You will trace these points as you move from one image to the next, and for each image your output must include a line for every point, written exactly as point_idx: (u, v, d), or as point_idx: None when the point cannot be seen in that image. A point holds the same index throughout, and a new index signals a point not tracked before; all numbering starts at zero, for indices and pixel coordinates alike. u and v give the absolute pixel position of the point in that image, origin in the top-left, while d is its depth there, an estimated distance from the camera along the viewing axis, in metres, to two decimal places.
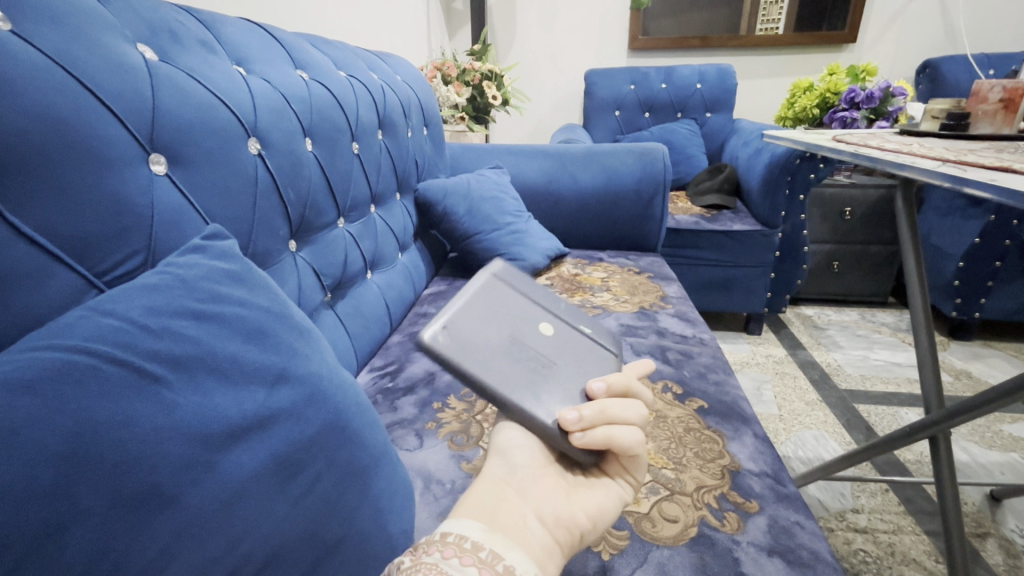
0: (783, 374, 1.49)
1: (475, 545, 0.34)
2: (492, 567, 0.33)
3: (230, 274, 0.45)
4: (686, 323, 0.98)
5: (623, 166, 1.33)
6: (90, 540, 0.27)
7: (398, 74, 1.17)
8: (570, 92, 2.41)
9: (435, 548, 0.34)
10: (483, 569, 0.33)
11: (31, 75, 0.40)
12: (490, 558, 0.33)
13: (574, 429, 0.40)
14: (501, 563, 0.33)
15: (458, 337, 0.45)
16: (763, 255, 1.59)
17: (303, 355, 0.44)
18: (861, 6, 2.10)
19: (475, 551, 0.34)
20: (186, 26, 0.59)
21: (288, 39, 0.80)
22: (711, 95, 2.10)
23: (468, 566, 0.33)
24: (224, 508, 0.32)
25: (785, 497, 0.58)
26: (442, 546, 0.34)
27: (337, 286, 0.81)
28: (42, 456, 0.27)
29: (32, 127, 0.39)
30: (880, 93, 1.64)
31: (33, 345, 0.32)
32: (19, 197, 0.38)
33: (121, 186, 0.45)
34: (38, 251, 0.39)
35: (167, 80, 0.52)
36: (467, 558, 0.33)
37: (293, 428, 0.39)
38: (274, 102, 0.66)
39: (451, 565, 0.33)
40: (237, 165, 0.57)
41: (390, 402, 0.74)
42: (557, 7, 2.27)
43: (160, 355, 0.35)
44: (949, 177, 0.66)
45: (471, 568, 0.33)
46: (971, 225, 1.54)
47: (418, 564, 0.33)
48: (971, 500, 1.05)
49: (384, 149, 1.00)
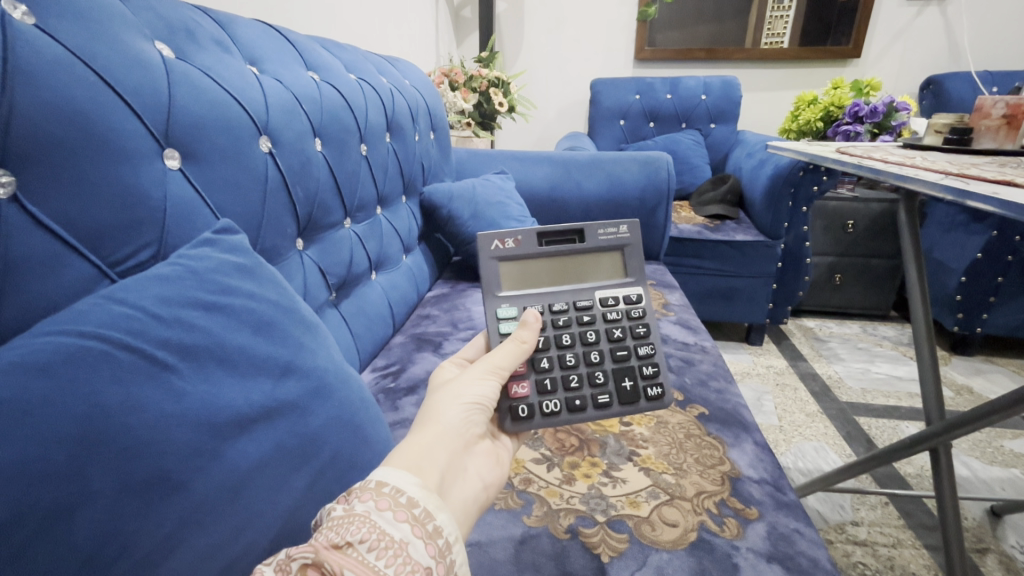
0: (783, 386, 1.49)
1: (410, 502, 0.35)
2: (423, 526, 0.34)
3: (240, 267, 0.45)
4: (688, 330, 0.98)
5: (627, 174, 1.34)
6: (99, 521, 0.28)
7: (406, 78, 1.19)
8: (576, 101, 2.43)
9: (368, 495, 0.34)
10: (415, 527, 0.34)
11: (53, 68, 0.41)
12: (423, 516, 0.35)
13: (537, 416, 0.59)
14: (432, 523, 0.35)
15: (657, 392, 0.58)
16: (765, 266, 1.59)
17: (310, 349, 0.45)
18: (866, 22, 2.12)
19: (408, 507, 0.34)
20: (202, 25, 0.61)
21: (300, 41, 0.82)
22: (716, 107, 2.12)
23: (400, 521, 0.34)
24: (229, 496, 0.33)
25: (785, 504, 0.58)
26: (376, 495, 0.34)
27: (342, 286, 0.81)
28: (53, 438, 0.28)
29: (50, 118, 0.40)
30: (884, 108, 1.66)
31: (46, 331, 0.33)
32: (36, 186, 0.39)
33: (135, 179, 0.45)
34: (52, 239, 0.40)
35: (183, 77, 0.52)
36: (401, 513, 0.34)
37: (297, 420, 0.39)
38: (285, 101, 0.67)
39: (383, 517, 0.33)
40: (247, 162, 0.58)
41: (392, 402, 0.74)
42: (565, 17, 2.30)
43: (171, 344, 0.35)
44: (952, 190, 0.67)
45: (404, 524, 0.34)
46: (974, 240, 1.55)
47: (351, 514, 0.33)
48: (971, 515, 1.05)
49: (391, 152, 1.01)
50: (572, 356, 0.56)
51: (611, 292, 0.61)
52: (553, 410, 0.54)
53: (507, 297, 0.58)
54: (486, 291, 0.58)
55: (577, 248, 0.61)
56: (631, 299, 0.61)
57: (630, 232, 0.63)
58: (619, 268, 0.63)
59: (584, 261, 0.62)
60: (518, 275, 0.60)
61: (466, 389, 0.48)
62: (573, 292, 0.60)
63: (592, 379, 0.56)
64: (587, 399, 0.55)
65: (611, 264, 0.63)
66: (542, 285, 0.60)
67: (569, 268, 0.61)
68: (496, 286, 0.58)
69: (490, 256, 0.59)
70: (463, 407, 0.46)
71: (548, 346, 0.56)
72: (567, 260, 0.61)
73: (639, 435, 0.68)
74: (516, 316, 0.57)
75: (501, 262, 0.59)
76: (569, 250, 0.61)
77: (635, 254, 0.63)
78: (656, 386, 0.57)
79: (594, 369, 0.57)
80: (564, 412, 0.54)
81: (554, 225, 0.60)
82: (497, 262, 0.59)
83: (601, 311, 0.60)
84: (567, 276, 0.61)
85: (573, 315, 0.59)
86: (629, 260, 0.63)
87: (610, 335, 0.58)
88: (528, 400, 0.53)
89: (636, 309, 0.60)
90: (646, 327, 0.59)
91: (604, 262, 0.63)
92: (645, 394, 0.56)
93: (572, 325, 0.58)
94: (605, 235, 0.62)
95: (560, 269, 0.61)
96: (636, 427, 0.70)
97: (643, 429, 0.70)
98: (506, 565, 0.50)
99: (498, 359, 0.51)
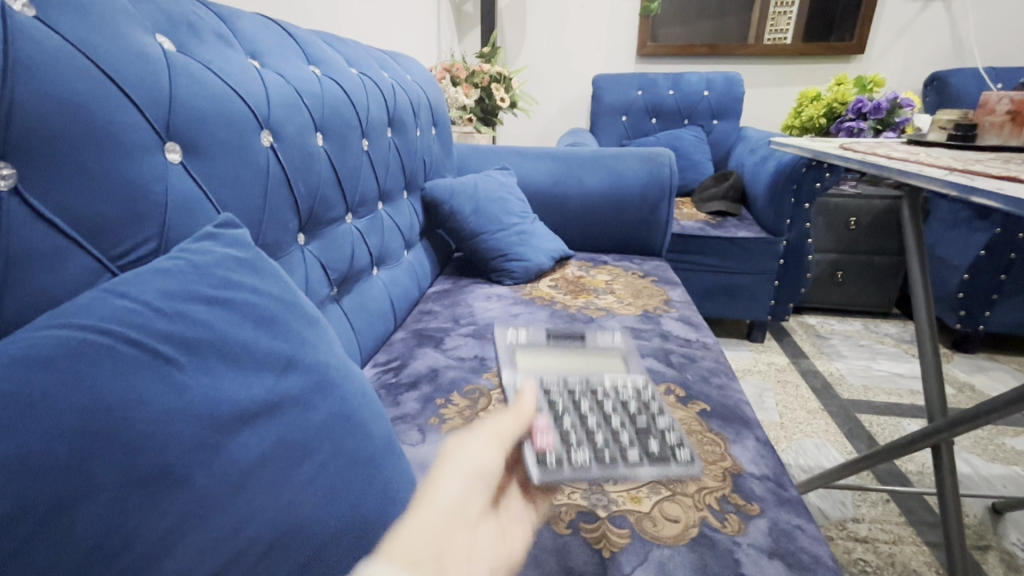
0: (785, 382, 1.49)
1: None
2: None
3: (242, 261, 0.45)
4: (690, 327, 0.98)
5: (629, 170, 1.34)
6: (101, 514, 0.28)
7: (408, 74, 1.18)
8: (578, 97, 2.42)
9: None
10: None
11: (55, 61, 0.40)
12: None
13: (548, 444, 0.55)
14: None
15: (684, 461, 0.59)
16: (768, 263, 1.59)
17: (312, 344, 0.45)
18: (870, 17, 2.11)
19: None
20: (204, 18, 0.60)
21: (302, 36, 0.81)
22: (719, 103, 2.11)
23: None
24: (232, 489, 0.33)
25: (786, 500, 0.58)
26: None
27: (344, 281, 0.81)
28: (57, 431, 0.28)
29: (51, 111, 0.40)
30: (887, 104, 1.65)
31: (48, 324, 0.33)
32: (38, 179, 0.39)
33: (136, 172, 0.45)
34: (54, 232, 0.39)
35: (184, 71, 0.52)
36: None
37: (299, 414, 0.39)
38: (287, 96, 0.67)
39: None
40: (249, 156, 0.58)
41: (393, 397, 0.74)
42: (567, 12, 2.29)
43: (173, 338, 0.35)
44: (957, 186, 0.66)
45: None
46: (977, 237, 1.54)
47: None
48: (972, 512, 1.05)
49: (392, 147, 1.01)
50: (594, 420, 0.61)
51: (618, 379, 0.71)
52: (581, 462, 0.54)
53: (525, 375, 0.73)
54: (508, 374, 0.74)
55: (582, 349, 0.77)
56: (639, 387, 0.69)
57: (623, 345, 0.81)
58: (619, 365, 0.76)
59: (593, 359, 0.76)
60: (534, 366, 0.75)
61: (465, 456, 0.36)
62: (585, 377, 0.69)
63: (618, 443, 0.58)
64: (616, 456, 0.56)
65: (613, 363, 0.76)
66: (556, 372, 0.71)
67: (581, 363, 0.74)
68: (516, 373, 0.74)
69: (508, 350, 0.81)
70: (465, 476, 0.35)
71: (565, 413, 0.61)
72: (578, 359, 0.75)
73: None
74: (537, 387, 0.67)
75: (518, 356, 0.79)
76: (577, 350, 0.77)
77: (631, 361, 0.78)
78: (678, 447, 0.59)
79: (617, 435, 0.59)
80: (594, 470, 0.54)
81: (562, 333, 0.81)
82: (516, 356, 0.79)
83: (617, 395, 0.66)
84: (579, 366, 0.74)
85: (588, 395, 0.66)
86: (629, 363, 0.78)
87: (629, 410, 0.64)
88: (553, 449, 0.54)
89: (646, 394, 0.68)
90: (658, 406, 0.65)
91: (608, 361, 0.77)
92: (669, 456, 0.58)
93: (591, 401, 0.65)
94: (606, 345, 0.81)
95: (574, 364, 0.74)
96: None
97: None
98: None
99: (499, 424, 0.40)
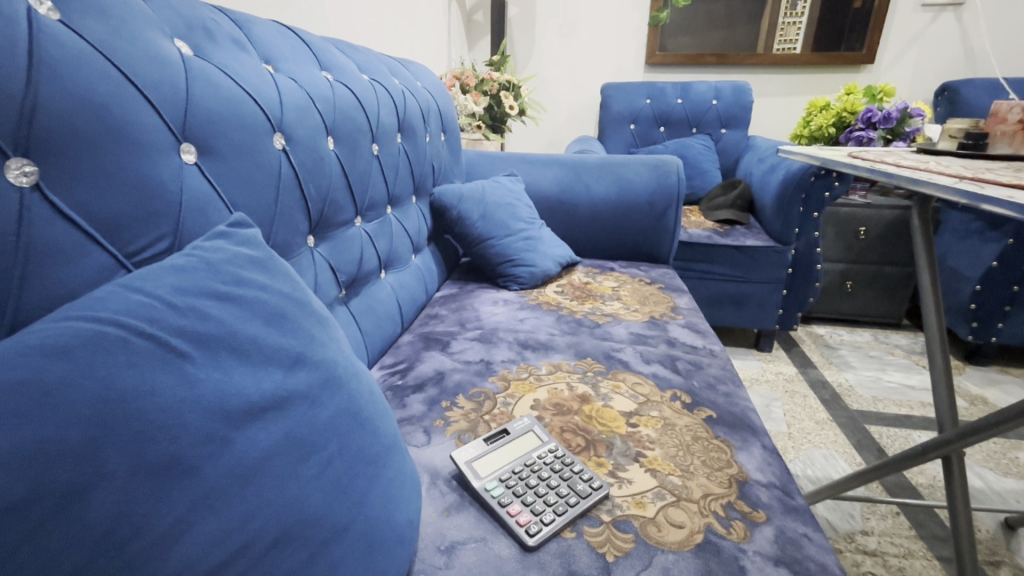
0: (793, 392, 1.48)
1: None
2: None
3: (254, 260, 0.46)
4: (696, 334, 0.97)
5: (636, 177, 1.34)
6: (112, 502, 0.28)
7: (418, 80, 1.20)
8: (586, 105, 2.44)
9: None
10: None
11: (77, 62, 0.41)
12: None
13: (522, 516, 0.53)
14: None
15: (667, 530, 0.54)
16: (776, 271, 1.58)
17: (320, 342, 0.46)
18: (880, 28, 2.10)
19: None
20: (220, 24, 0.62)
21: (315, 42, 0.83)
22: (727, 112, 2.11)
23: None
24: (240, 482, 0.33)
25: (793, 509, 0.58)
26: None
27: (352, 283, 0.82)
28: (72, 419, 0.28)
29: (72, 110, 0.40)
30: (897, 114, 1.64)
31: (65, 316, 0.34)
32: (60, 176, 0.40)
33: (152, 172, 0.46)
34: (72, 228, 0.40)
35: (200, 75, 0.53)
36: None
37: (307, 410, 0.40)
38: (299, 100, 0.68)
39: None
40: (261, 159, 0.59)
41: (399, 399, 0.75)
42: (576, 22, 2.31)
43: (186, 332, 0.36)
44: (967, 195, 0.66)
45: None
46: (989, 248, 1.53)
47: None
48: (984, 526, 1.03)
49: (402, 152, 1.02)
50: (550, 497, 0.56)
51: (545, 455, 0.61)
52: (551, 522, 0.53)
53: (488, 478, 0.57)
54: (475, 484, 0.57)
55: (510, 438, 0.63)
56: (560, 454, 0.61)
57: (529, 415, 0.67)
58: (536, 438, 0.64)
59: (513, 449, 0.62)
60: (491, 461, 0.60)
61: None
62: (524, 463, 0.59)
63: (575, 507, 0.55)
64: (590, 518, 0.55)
65: (529, 439, 0.64)
66: (499, 465, 0.59)
67: (512, 448, 0.62)
68: (480, 478, 0.57)
69: (466, 462, 0.59)
70: None
71: (531, 500, 0.56)
72: (510, 450, 0.61)
73: (647, 437, 0.68)
74: (508, 494, 0.56)
75: (475, 463, 0.59)
76: (507, 439, 0.62)
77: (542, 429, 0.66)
78: (646, 506, 0.57)
79: (568, 499, 0.56)
80: (569, 529, 0.54)
81: (487, 434, 0.64)
82: (472, 463, 0.59)
83: (554, 465, 0.60)
84: (520, 458, 0.60)
85: (533, 475, 0.58)
86: (540, 430, 0.65)
87: (565, 474, 0.59)
88: (531, 516, 0.54)
89: (564, 456, 0.61)
90: (578, 464, 0.60)
91: (527, 437, 0.64)
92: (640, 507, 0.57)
93: (532, 479, 0.58)
94: (520, 427, 0.65)
95: (510, 455, 0.61)
96: (643, 429, 0.70)
97: (651, 431, 0.69)
98: (511, 563, 0.50)
99: None
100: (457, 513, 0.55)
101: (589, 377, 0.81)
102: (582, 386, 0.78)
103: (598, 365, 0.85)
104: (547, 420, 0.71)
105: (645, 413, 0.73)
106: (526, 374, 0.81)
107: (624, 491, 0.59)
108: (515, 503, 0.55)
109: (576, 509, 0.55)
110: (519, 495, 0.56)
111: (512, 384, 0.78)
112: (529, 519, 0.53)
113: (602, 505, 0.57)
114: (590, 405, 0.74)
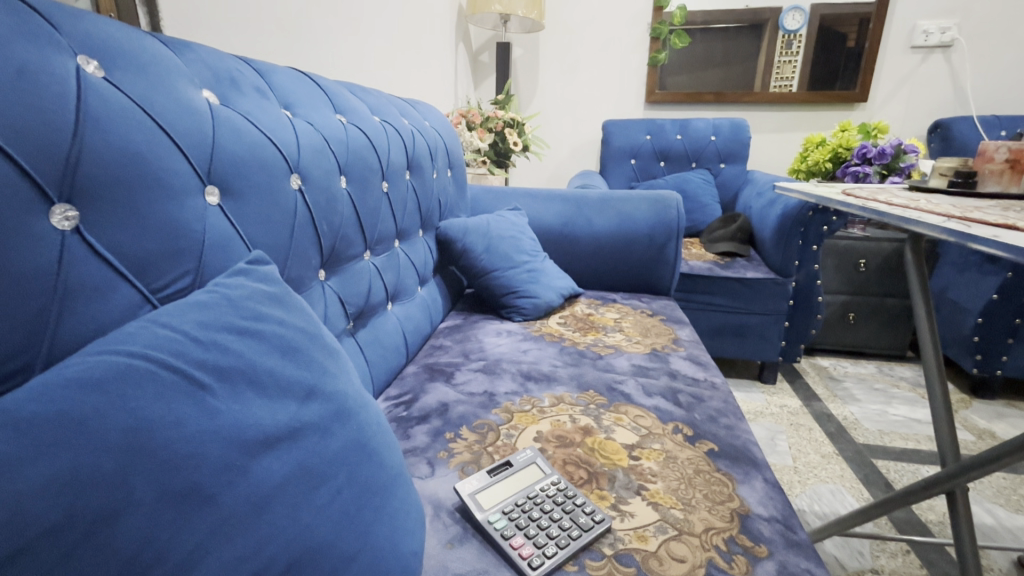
0: (797, 426, 1.47)
1: None
2: None
3: (272, 296, 0.49)
4: (698, 366, 0.98)
5: (637, 212, 1.37)
6: (139, 527, 0.29)
7: (426, 120, 1.25)
8: (589, 140, 2.51)
9: None
10: None
11: (117, 115, 0.45)
12: None
13: (524, 548, 0.54)
14: None
15: (668, 564, 0.54)
16: (777, 303, 1.60)
17: (332, 375, 0.48)
18: (872, 68, 2.18)
19: None
20: (244, 74, 0.66)
21: (330, 87, 0.88)
22: (725, 147, 2.17)
23: None
24: (255, 509, 0.35)
25: (796, 544, 0.58)
26: None
27: (360, 315, 0.84)
28: (103, 447, 0.30)
29: (111, 158, 0.44)
30: (891, 150, 1.68)
31: (99, 350, 0.36)
32: (97, 218, 0.43)
33: (179, 213, 0.49)
34: (105, 267, 0.43)
35: (225, 122, 0.57)
36: None
37: (318, 441, 0.42)
38: (316, 143, 0.72)
39: None
40: (279, 198, 0.63)
41: (403, 430, 0.76)
42: (579, 62, 2.41)
43: (208, 365, 0.38)
44: (955, 233, 0.68)
45: None
46: (989, 281, 1.54)
47: None
48: (997, 566, 1.01)
49: (410, 188, 1.06)
50: (553, 530, 0.56)
51: (547, 488, 0.62)
52: (552, 555, 0.54)
53: (490, 510, 0.58)
54: (477, 515, 0.57)
55: (513, 471, 0.63)
56: (562, 487, 0.62)
57: (532, 448, 0.68)
58: (538, 471, 0.65)
59: (516, 482, 0.62)
60: (494, 493, 0.60)
61: None
62: (526, 496, 0.60)
63: (576, 539, 0.56)
64: (592, 552, 0.56)
65: (532, 473, 0.64)
66: (502, 497, 0.60)
67: (514, 481, 0.62)
68: (483, 509, 0.58)
69: (469, 494, 0.60)
70: None
71: (532, 532, 0.56)
72: (513, 482, 0.62)
73: (649, 470, 0.69)
74: (511, 526, 0.56)
75: (478, 495, 0.60)
76: (509, 472, 0.63)
77: (545, 463, 0.66)
78: (647, 540, 0.57)
79: (570, 533, 0.56)
80: (571, 563, 0.54)
81: (490, 466, 0.65)
82: (475, 495, 0.60)
83: (556, 498, 0.60)
84: (522, 490, 0.61)
85: (535, 509, 0.59)
86: (542, 464, 0.66)
87: (567, 507, 0.59)
88: (534, 550, 0.54)
89: (566, 489, 0.62)
90: (580, 496, 0.61)
91: (529, 471, 0.64)
92: (641, 540, 0.57)
93: (534, 511, 0.59)
94: (523, 460, 0.66)
95: (512, 488, 0.61)
96: (645, 462, 0.70)
97: (653, 464, 0.70)
98: None
99: None
100: (461, 545, 0.56)
101: (592, 409, 0.82)
102: (585, 419, 0.79)
103: (600, 398, 0.86)
104: (550, 453, 0.71)
105: (647, 445, 0.74)
106: (530, 406, 0.82)
107: (625, 524, 0.59)
108: (518, 535, 0.55)
109: (579, 543, 0.55)
110: (522, 527, 0.56)
111: (515, 416, 0.79)
112: (531, 552, 0.54)
113: (604, 538, 0.57)
114: (592, 437, 0.75)
